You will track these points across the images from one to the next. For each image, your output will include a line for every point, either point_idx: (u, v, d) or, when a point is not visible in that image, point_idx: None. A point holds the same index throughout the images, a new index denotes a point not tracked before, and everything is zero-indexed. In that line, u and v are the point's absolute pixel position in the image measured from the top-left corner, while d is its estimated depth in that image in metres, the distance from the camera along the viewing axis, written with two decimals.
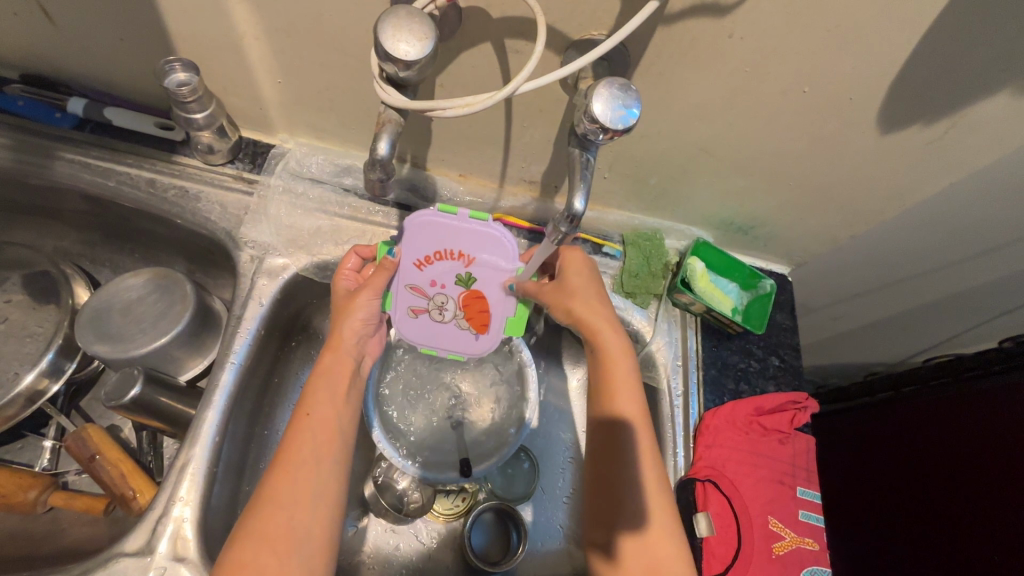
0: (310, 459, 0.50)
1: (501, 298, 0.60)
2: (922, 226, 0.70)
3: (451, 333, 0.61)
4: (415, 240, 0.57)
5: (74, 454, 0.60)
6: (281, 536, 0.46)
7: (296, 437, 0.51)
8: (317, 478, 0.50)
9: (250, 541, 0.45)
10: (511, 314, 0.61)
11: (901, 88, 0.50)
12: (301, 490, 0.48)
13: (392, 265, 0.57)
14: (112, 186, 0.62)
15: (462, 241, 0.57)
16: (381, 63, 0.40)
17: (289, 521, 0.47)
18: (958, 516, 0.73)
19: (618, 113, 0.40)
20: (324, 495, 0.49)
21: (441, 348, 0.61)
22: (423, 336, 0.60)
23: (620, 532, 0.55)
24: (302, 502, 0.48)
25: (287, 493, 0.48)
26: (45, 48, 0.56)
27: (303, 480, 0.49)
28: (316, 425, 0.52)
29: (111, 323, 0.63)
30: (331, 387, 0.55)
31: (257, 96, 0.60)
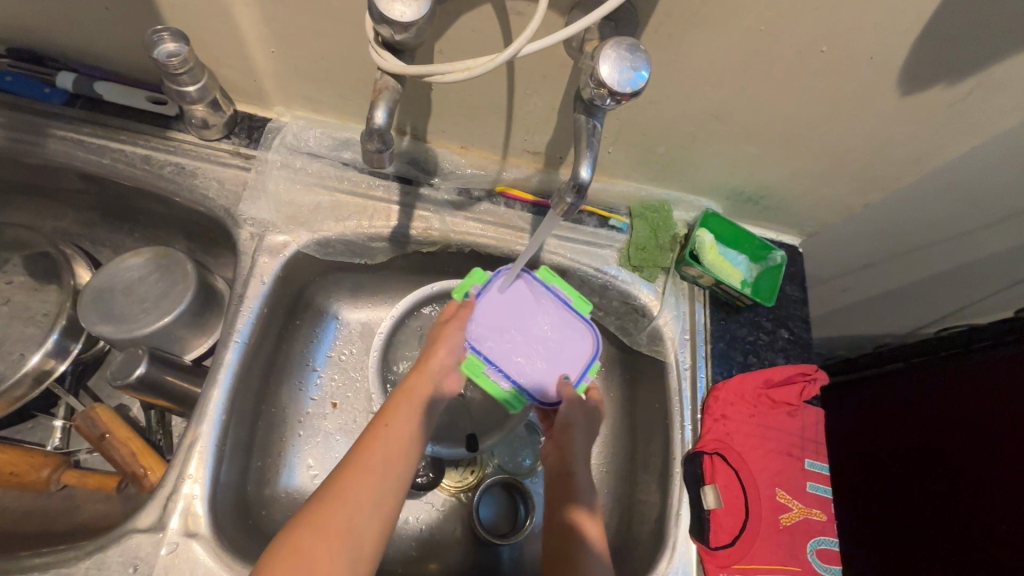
0: (377, 466, 0.51)
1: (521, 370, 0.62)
2: (939, 192, 0.68)
3: (572, 365, 0.64)
4: (494, 298, 0.64)
5: (84, 433, 0.60)
6: (339, 530, 0.47)
7: (374, 445, 0.53)
8: (380, 492, 0.51)
9: (306, 531, 0.47)
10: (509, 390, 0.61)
11: (925, 45, 0.47)
12: (364, 498, 0.50)
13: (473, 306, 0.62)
14: (107, 164, 0.61)
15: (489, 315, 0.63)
16: (376, 26, 0.38)
17: (347, 521, 0.48)
18: (967, 484, 0.73)
19: (626, 76, 0.38)
20: (383, 504, 0.51)
21: (505, 380, 0.61)
22: (571, 354, 0.64)
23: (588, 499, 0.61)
24: (365, 508, 0.49)
25: (351, 495, 0.49)
26: (28, 20, 0.54)
27: (365, 486, 0.50)
28: (389, 441, 0.53)
29: (114, 303, 0.62)
30: (408, 408, 0.56)
31: (251, 67, 0.58)
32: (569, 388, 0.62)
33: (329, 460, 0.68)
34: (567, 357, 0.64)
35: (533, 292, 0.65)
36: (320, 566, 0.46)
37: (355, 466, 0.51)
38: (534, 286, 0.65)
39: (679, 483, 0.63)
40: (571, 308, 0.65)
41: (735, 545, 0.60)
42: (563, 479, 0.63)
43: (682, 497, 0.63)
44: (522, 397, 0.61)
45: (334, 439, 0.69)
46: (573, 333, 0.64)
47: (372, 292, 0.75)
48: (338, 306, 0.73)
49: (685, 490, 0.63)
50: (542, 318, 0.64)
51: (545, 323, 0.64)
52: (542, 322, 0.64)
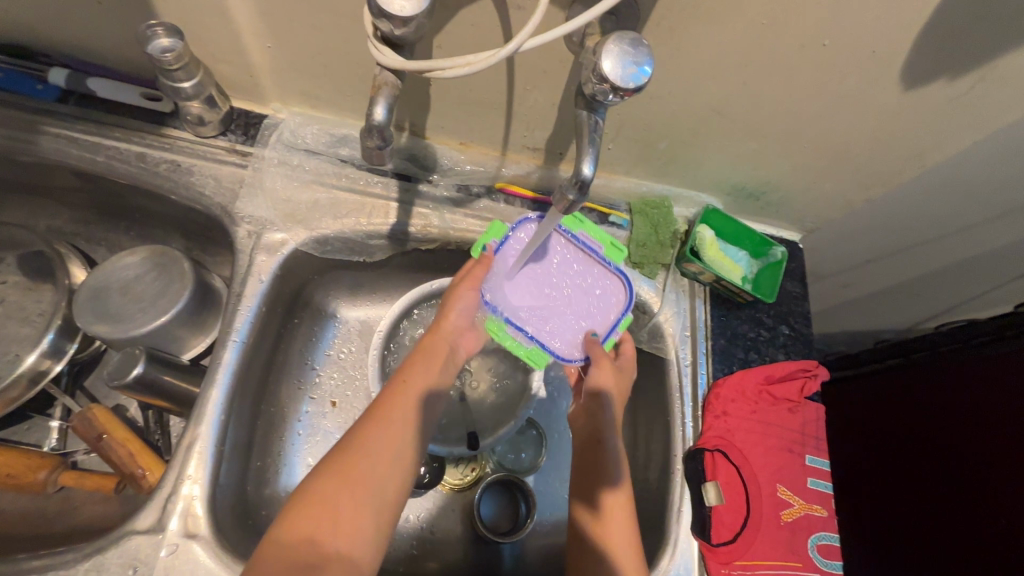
0: (398, 416, 0.51)
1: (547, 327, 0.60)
2: (939, 187, 0.68)
3: (599, 322, 0.62)
4: (513, 252, 0.61)
5: (81, 434, 0.60)
6: (359, 478, 0.47)
7: (392, 397, 0.53)
8: (400, 442, 0.50)
9: (330, 478, 0.46)
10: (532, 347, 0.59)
11: (928, 40, 0.47)
12: (385, 447, 0.49)
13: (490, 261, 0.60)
14: (101, 161, 0.60)
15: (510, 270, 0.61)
16: (375, 21, 0.37)
17: (369, 469, 0.48)
18: (967, 479, 0.73)
19: (629, 71, 0.37)
20: (402, 455, 0.50)
21: (528, 337, 0.59)
22: (597, 309, 0.63)
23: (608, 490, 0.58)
24: (386, 456, 0.49)
25: (372, 442, 0.49)
26: (18, 15, 0.53)
27: (387, 437, 0.50)
28: (410, 393, 0.54)
29: (110, 302, 0.62)
30: (426, 363, 0.57)
31: (247, 63, 0.57)
32: (594, 345, 0.60)
33: None
34: (591, 313, 0.62)
35: (558, 246, 0.63)
36: (342, 514, 0.45)
37: (377, 414, 0.51)
38: (560, 240, 0.63)
39: (681, 480, 0.63)
40: (602, 258, 0.63)
41: (737, 541, 0.60)
42: (592, 459, 0.61)
43: (684, 495, 0.63)
44: (544, 355, 0.59)
45: (334, 438, 0.68)
46: (600, 289, 0.63)
47: (371, 289, 0.74)
48: (337, 304, 0.73)
49: (686, 487, 0.63)
50: (566, 274, 0.62)
51: (571, 279, 0.62)
52: (568, 277, 0.62)
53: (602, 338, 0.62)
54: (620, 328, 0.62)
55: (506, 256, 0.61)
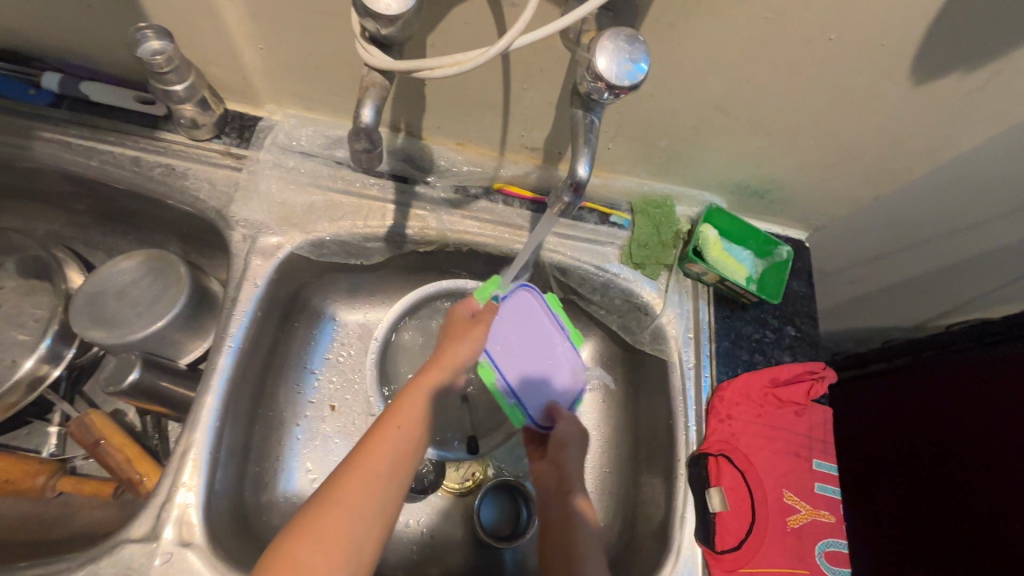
0: (381, 473, 0.49)
1: (527, 389, 0.66)
2: (950, 184, 0.66)
3: (565, 391, 0.67)
4: (512, 306, 0.66)
5: (79, 439, 0.60)
6: (333, 537, 0.45)
7: (376, 445, 0.50)
8: (382, 499, 0.48)
9: (303, 540, 0.44)
10: (510, 403, 0.65)
11: (938, 32, 0.45)
12: (366, 501, 0.47)
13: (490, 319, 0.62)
14: (95, 166, 0.60)
15: (505, 325, 0.65)
16: (362, 20, 0.36)
17: (348, 528, 0.45)
18: (981, 484, 0.71)
19: (625, 68, 0.36)
20: (382, 512, 0.48)
21: (512, 396, 0.65)
22: (566, 381, 0.67)
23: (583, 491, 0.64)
24: (364, 514, 0.47)
25: (351, 502, 0.46)
26: (9, 19, 0.53)
27: (368, 493, 0.47)
28: (396, 439, 0.51)
29: (106, 308, 0.61)
30: (418, 403, 0.54)
31: (240, 65, 0.56)
32: (558, 411, 0.66)
33: (328, 463, 0.67)
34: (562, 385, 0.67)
35: (545, 313, 0.67)
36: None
37: (353, 468, 0.48)
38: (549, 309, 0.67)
39: (683, 485, 0.63)
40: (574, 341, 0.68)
41: (741, 548, 0.58)
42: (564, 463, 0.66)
43: (687, 500, 0.62)
44: (522, 413, 0.66)
45: (332, 442, 0.68)
46: (571, 356, 0.67)
47: (369, 291, 0.73)
48: (335, 307, 0.72)
49: (690, 492, 0.62)
50: (549, 343, 0.67)
51: (551, 346, 0.67)
52: (550, 344, 0.67)
53: (569, 403, 0.68)
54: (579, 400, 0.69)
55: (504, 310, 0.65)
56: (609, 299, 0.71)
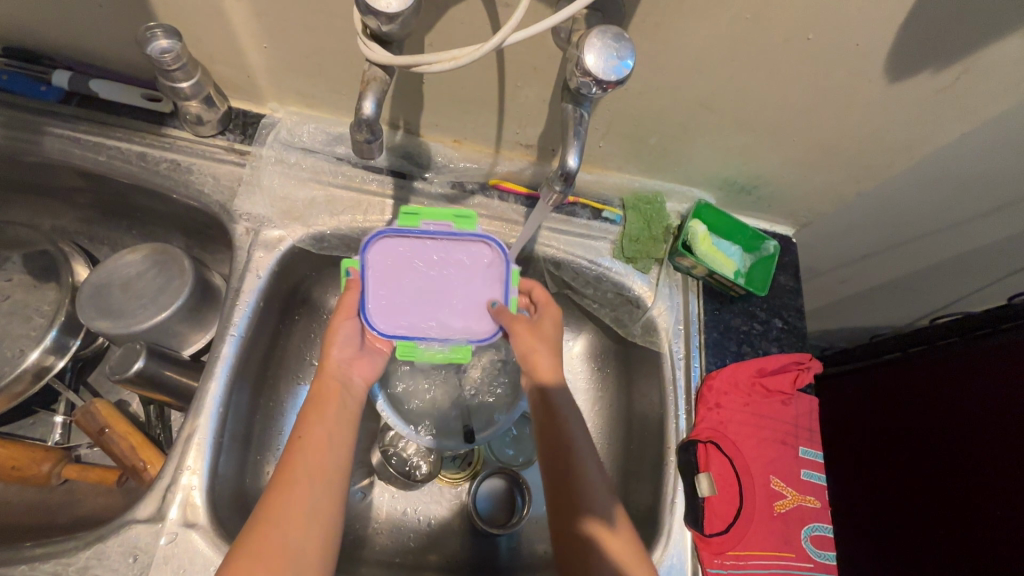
0: (301, 481, 0.48)
1: (450, 322, 0.55)
2: (929, 181, 0.69)
3: (493, 289, 0.56)
4: (373, 273, 0.54)
5: (84, 428, 0.61)
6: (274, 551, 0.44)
7: (293, 456, 0.50)
8: (310, 503, 0.48)
9: (242, 563, 0.43)
10: (445, 350, 0.56)
11: (910, 33, 0.48)
12: (295, 511, 0.47)
13: (357, 284, 0.54)
14: (103, 161, 0.62)
15: (381, 295, 0.54)
16: (363, 18, 0.38)
17: (283, 541, 0.45)
18: (964, 471, 0.73)
19: (611, 64, 0.38)
20: (318, 514, 0.48)
21: (439, 343, 0.55)
22: (485, 283, 0.56)
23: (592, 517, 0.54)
24: (297, 522, 0.46)
25: (281, 513, 0.46)
26: (22, 18, 0.55)
27: (296, 500, 0.47)
28: (312, 446, 0.51)
29: (112, 299, 0.63)
30: (327, 410, 0.53)
31: (245, 64, 0.58)
32: (504, 312, 0.55)
33: None
34: (485, 286, 0.56)
35: (407, 249, 0.54)
36: None
37: (280, 486, 0.48)
38: (398, 241, 0.54)
39: (673, 471, 0.64)
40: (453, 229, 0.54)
41: (729, 531, 0.60)
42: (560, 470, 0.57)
43: (677, 486, 0.63)
44: (464, 346, 0.56)
45: None
46: (464, 255, 0.55)
47: None
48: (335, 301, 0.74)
49: (680, 478, 0.64)
50: (437, 269, 0.55)
51: (435, 267, 0.55)
52: (439, 271, 0.55)
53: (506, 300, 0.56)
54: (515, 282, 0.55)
55: (371, 279, 0.54)
56: (602, 292, 0.73)
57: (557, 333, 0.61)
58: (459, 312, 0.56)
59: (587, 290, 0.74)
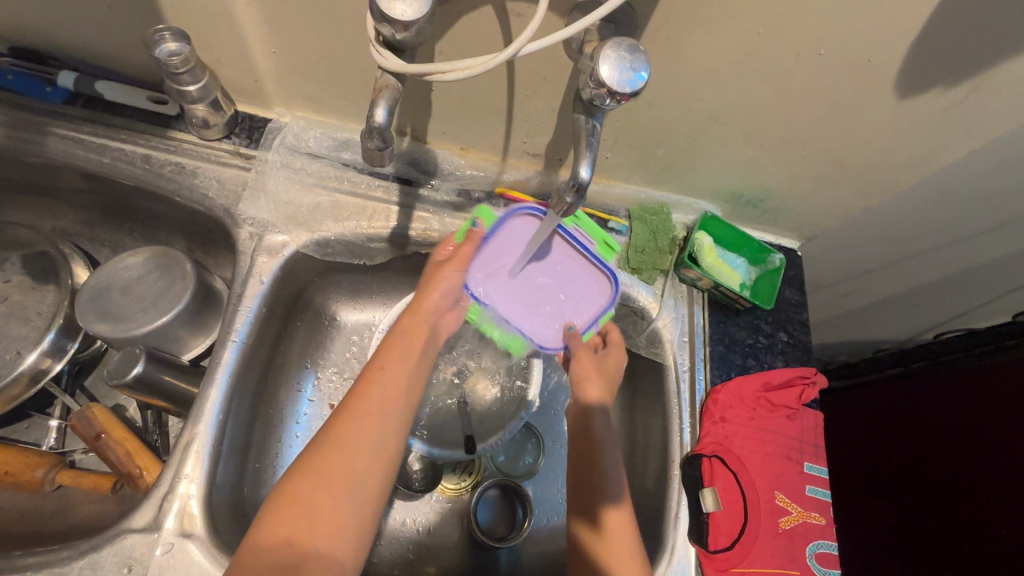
0: (374, 411, 0.49)
1: (527, 316, 0.61)
2: (935, 198, 0.69)
3: (583, 313, 0.62)
4: (502, 233, 0.61)
5: (79, 433, 0.60)
6: (338, 476, 0.46)
7: (368, 383, 0.51)
8: (378, 432, 0.49)
9: (303, 482, 0.46)
10: (510, 335, 0.61)
11: (920, 52, 0.48)
12: (363, 438, 0.48)
13: (478, 238, 0.60)
14: (107, 163, 0.61)
15: (492, 255, 0.61)
16: (377, 25, 0.38)
17: (347, 464, 0.47)
18: (968, 490, 0.72)
19: (626, 76, 0.38)
20: (384, 445, 0.49)
21: (511, 327, 0.61)
22: (579, 305, 0.62)
23: (605, 509, 0.57)
24: (362, 451, 0.48)
25: (347, 439, 0.48)
26: (29, 18, 0.54)
27: (364, 428, 0.48)
28: (386, 381, 0.51)
29: (112, 302, 0.62)
30: (405, 349, 0.54)
31: (253, 68, 0.58)
32: (576, 338, 0.61)
33: None
34: (577, 308, 0.62)
35: (547, 237, 0.62)
36: (319, 512, 0.45)
37: (354, 408, 0.49)
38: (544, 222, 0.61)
39: (678, 486, 0.63)
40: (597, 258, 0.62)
41: (734, 548, 0.60)
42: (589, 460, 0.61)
43: (681, 500, 0.63)
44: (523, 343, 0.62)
45: None
46: (580, 271, 0.63)
47: (371, 293, 0.75)
48: (337, 307, 0.73)
49: (685, 492, 0.63)
50: (557, 266, 0.62)
51: (552, 270, 0.62)
52: (557, 271, 0.62)
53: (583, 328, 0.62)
54: (600, 321, 0.62)
55: (495, 236, 0.61)
56: None
57: (614, 373, 0.65)
58: (542, 311, 0.61)
59: None
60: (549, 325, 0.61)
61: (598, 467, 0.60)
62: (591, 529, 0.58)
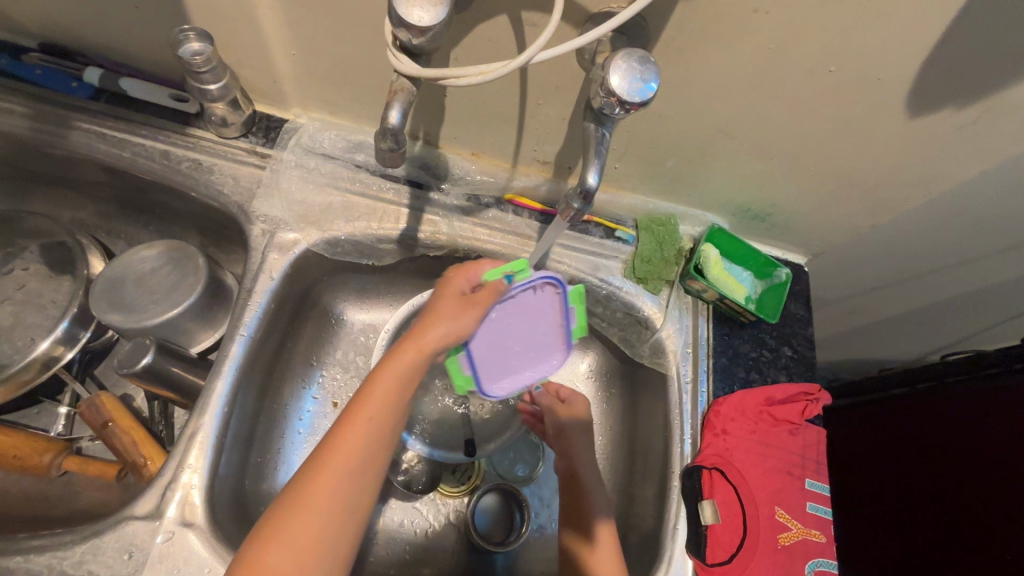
0: (350, 470, 0.46)
1: (485, 363, 0.58)
2: (944, 218, 0.68)
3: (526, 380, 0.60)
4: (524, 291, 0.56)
5: (88, 420, 0.61)
6: (309, 541, 0.43)
7: (347, 435, 0.47)
8: (354, 491, 0.46)
9: (271, 547, 0.43)
10: (461, 371, 0.57)
11: (930, 71, 0.48)
12: (337, 498, 0.45)
13: (500, 290, 0.54)
14: (127, 157, 0.62)
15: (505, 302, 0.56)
16: (395, 29, 0.39)
17: (319, 528, 0.44)
18: (971, 514, 0.72)
19: (636, 86, 0.39)
20: (357, 505, 0.46)
21: (470, 368, 0.57)
22: (528, 375, 0.61)
23: (599, 527, 0.60)
24: (335, 513, 0.45)
25: (319, 501, 0.44)
26: (59, 14, 0.56)
27: (338, 488, 0.45)
28: (366, 432, 0.47)
29: (125, 293, 0.64)
30: (393, 393, 0.49)
31: (272, 70, 0.60)
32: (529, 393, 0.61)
33: None
34: (528, 374, 0.61)
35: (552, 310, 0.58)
36: None
37: (325, 468, 0.45)
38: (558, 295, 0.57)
39: (677, 497, 0.63)
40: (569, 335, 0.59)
41: (732, 562, 0.59)
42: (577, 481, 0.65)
43: (680, 512, 0.62)
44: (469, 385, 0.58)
45: None
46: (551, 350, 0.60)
47: (378, 293, 0.75)
48: (344, 306, 0.74)
49: (684, 504, 0.62)
50: (545, 335, 0.59)
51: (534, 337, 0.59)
52: (536, 338, 0.60)
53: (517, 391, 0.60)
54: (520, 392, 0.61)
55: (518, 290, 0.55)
56: (611, 313, 0.73)
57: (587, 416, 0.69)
58: (505, 362, 0.59)
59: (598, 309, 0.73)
60: (498, 377, 0.59)
61: (582, 491, 0.64)
62: (585, 546, 0.60)
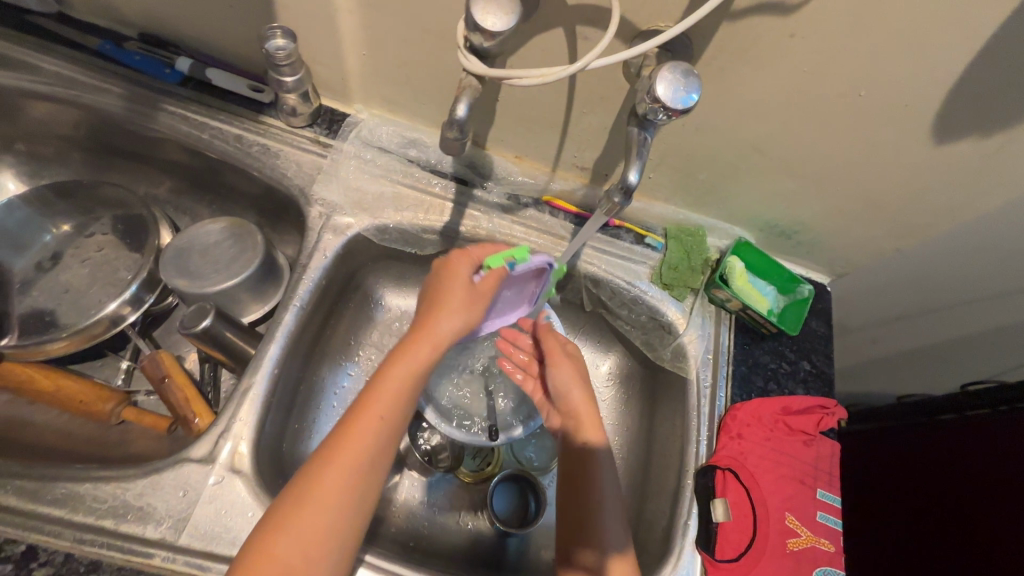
0: (353, 471, 0.50)
1: None
2: (969, 247, 0.70)
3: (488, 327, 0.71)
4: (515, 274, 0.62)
5: (147, 374, 0.67)
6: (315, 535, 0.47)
7: (353, 438, 0.51)
8: (355, 492, 0.50)
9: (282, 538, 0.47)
10: None
11: (957, 101, 0.51)
12: (340, 500, 0.49)
13: (501, 274, 0.59)
14: (205, 139, 0.69)
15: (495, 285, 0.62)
16: (468, 33, 0.44)
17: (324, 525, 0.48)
18: (981, 542, 0.73)
19: (678, 95, 0.43)
20: (359, 508, 0.50)
21: None
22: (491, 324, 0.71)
23: (610, 553, 0.58)
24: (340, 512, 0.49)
25: (324, 499, 0.49)
26: (163, 8, 0.63)
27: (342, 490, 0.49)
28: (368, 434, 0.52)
29: (190, 262, 0.69)
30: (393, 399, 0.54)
31: (342, 68, 0.66)
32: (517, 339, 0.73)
33: None
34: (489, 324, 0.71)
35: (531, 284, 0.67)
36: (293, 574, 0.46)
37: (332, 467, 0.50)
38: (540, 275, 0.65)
39: (690, 494, 0.65)
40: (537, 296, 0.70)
41: (740, 560, 0.61)
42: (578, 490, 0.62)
43: (692, 509, 0.64)
44: None
45: None
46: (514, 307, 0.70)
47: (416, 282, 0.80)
48: (384, 291, 0.79)
49: (696, 501, 0.65)
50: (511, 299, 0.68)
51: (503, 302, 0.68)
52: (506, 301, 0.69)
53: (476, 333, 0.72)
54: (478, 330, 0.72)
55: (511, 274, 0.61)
56: (636, 317, 0.76)
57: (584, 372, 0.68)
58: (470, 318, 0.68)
59: (623, 312, 0.77)
60: None
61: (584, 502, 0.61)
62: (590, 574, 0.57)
